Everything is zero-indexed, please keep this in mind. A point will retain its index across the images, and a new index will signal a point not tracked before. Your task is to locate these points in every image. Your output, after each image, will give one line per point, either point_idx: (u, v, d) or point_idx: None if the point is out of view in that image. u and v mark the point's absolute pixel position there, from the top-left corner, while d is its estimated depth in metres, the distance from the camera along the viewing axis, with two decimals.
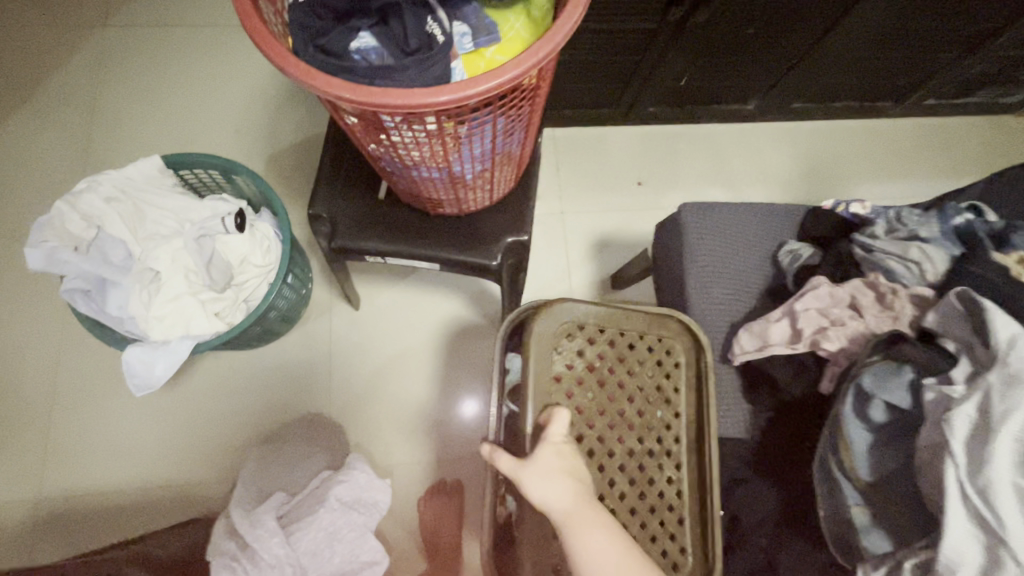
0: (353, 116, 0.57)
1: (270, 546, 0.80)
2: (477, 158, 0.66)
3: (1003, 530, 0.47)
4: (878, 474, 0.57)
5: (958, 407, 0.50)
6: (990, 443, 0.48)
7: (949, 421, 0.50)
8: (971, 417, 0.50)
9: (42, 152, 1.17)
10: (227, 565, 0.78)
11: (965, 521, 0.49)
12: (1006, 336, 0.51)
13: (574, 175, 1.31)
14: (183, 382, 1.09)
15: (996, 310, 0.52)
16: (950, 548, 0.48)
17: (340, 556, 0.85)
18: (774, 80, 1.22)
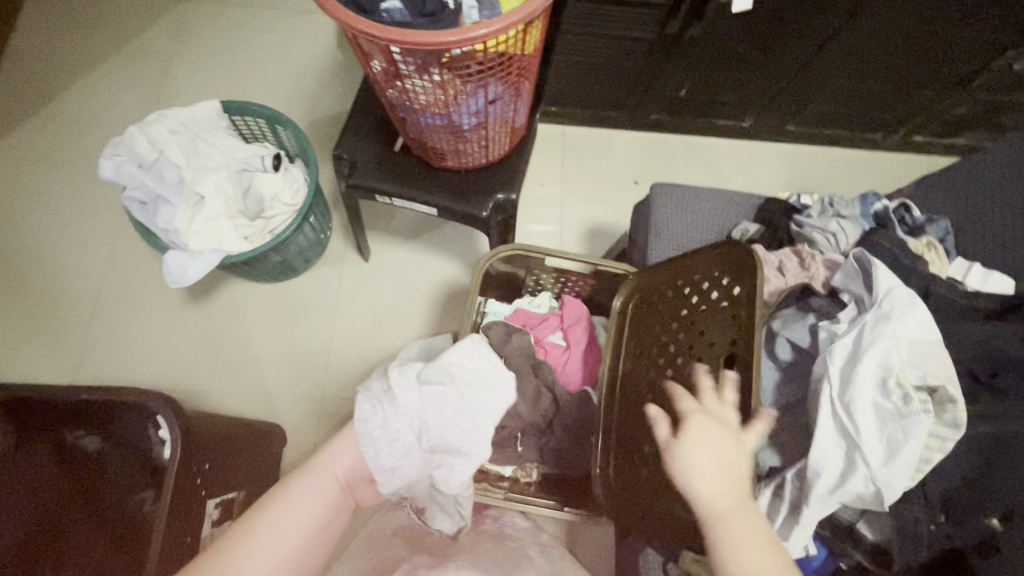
0: (377, 63, 0.71)
1: (404, 390, 0.55)
2: (474, 111, 0.80)
3: (859, 438, 0.56)
4: (778, 406, 0.67)
5: (839, 340, 0.60)
6: (857, 366, 0.57)
7: (830, 350, 0.60)
8: (848, 348, 0.60)
9: (120, 97, 1.36)
10: (369, 401, 0.55)
11: (833, 432, 0.58)
12: (885, 287, 0.61)
13: (577, 169, 1.43)
14: (207, 304, 1.24)
15: (882, 268, 0.63)
16: (817, 452, 0.57)
17: (463, 435, 0.58)
18: (768, 101, 1.34)
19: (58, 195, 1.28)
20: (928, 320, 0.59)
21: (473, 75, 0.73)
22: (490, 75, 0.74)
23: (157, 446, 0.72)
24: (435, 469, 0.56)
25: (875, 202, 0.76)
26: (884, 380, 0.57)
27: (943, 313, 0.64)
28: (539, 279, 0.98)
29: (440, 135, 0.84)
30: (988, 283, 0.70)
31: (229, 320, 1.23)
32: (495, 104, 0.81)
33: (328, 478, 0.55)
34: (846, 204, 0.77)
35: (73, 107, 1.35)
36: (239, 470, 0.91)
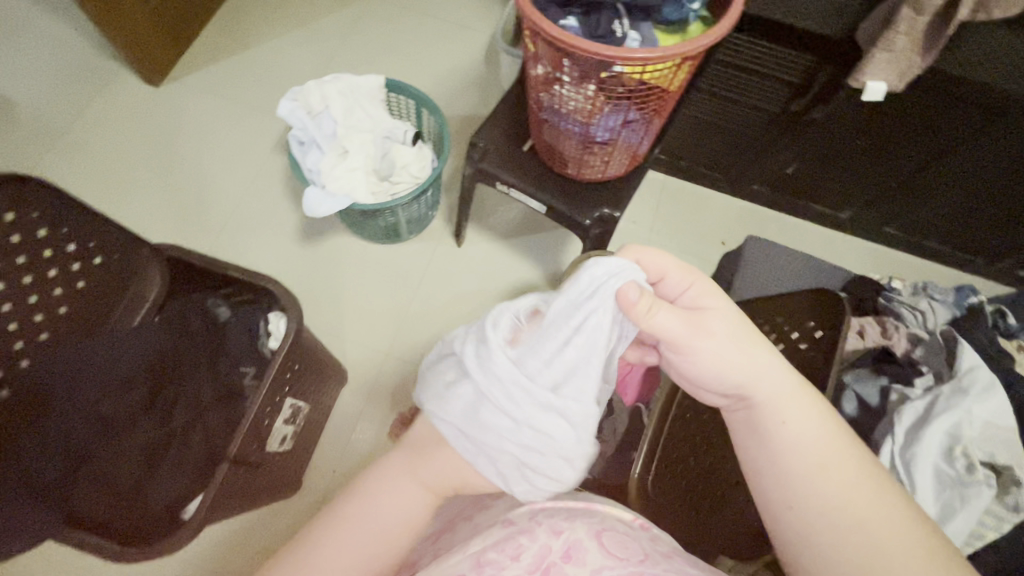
0: (543, 65, 0.83)
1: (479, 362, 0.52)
2: (610, 126, 0.90)
3: (914, 492, 0.61)
4: None
5: (911, 401, 0.65)
6: (927, 428, 0.62)
7: (901, 409, 0.65)
8: (918, 410, 0.65)
9: (296, 61, 1.60)
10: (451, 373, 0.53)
11: None
12: (968, 365, 0.66)
13: (670, 216, 1.50)
14: (313, 246, 1.39)
15: (967, 350, 0.68)
16: None
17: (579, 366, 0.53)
18: (873, 198, 1.37)
19: (227, 127, 1.50)
20: (1006, 408, 0.63)
21: (618, 94, 0.84)
22: (631, 100, 0.85)
23: (259, 342, 0.84)
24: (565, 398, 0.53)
25: (969, 296, 0.78)
26: (948, 450, 0.62)
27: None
28: None
29: (572, 143, 0.94)
30: None
31: (330, 265, 1.37)
32: (628, 127, 0.91)
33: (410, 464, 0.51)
34: (939, 292, 0.80)
35: (258, 61, 1.59)
36: (313, 386, 1.00)
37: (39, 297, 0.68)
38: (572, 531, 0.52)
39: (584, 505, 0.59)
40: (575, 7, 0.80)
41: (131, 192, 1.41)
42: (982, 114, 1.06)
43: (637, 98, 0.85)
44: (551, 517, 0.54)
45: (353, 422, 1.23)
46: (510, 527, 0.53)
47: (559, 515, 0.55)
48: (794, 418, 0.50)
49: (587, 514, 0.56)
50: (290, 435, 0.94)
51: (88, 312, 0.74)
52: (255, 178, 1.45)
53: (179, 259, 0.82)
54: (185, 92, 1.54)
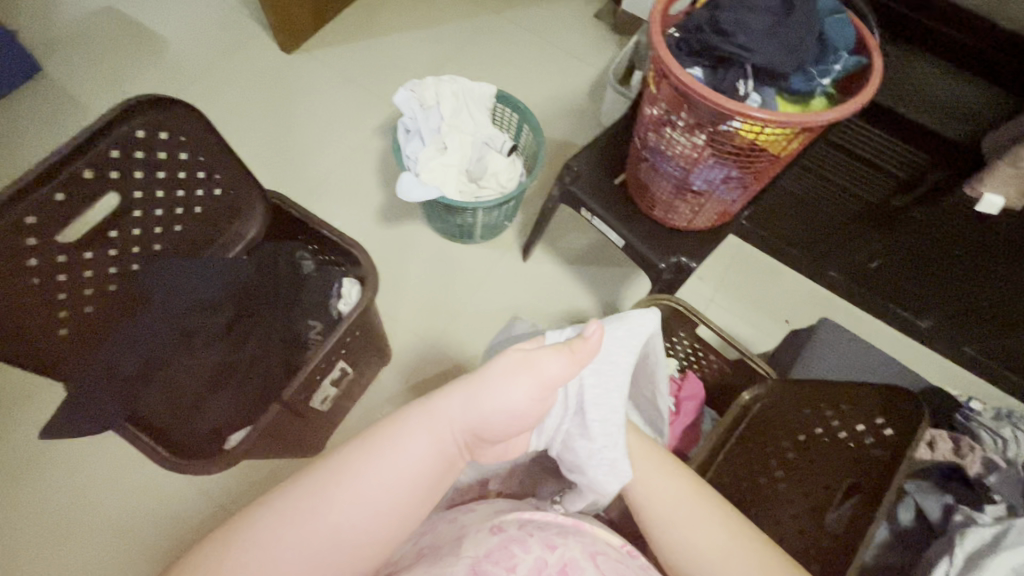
0: (660, 106, 0.86)
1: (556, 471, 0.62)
2: (708, 179, 0.91)
3: None
4: (878, 561, 0.70)
5: (976, 528, 0.62)
6: (989, 558, 0.59)
7: (963, 533, 0.62)
8: (982, 538, 0.61)
9: (415, 57, 1.70)
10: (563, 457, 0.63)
11: None
12: None
13: (736, 281, 1.47)
14: (388, 228, 1.45)
15: None
16: None
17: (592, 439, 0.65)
18: (959, 315, 1.29)
19: (338, 102, 1.61)
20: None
21: (725, 149, 0.85)
22: (736, 158, 0.86)
23: (331, 303, 0.86)
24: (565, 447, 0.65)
25: None
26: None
27: None
28: (676, 344, 1.03)
29: (666, 186, 0.95)
30: None
31: (399, 249, 1.43)
32: (727, 183, 0.92)
33: (439, 432, 0.53)
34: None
35: (380, 51, 1.70)
36: (363, 358, 1.03)
37: (163, 211, 0.74)
38: (565, 550, 0.57)
39: (572, 521, 0.63)
40: (705, 59, 0.83)
41: (242, 142, 1.53)
42: None
43: (742, 157, 0.86)
44: (543, 530, 0.60)
45: (383, 402, 1.27)
46: (507, 539, 0.57)
47: (551, 529, 0.60)
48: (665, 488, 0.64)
49: (579, 533, 0.61)
50: (332, 397, 0.96)
51: (194, 236, 0.80)
52: (350, 154, 1.54)
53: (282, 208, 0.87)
54: (310, 65, 1.66)
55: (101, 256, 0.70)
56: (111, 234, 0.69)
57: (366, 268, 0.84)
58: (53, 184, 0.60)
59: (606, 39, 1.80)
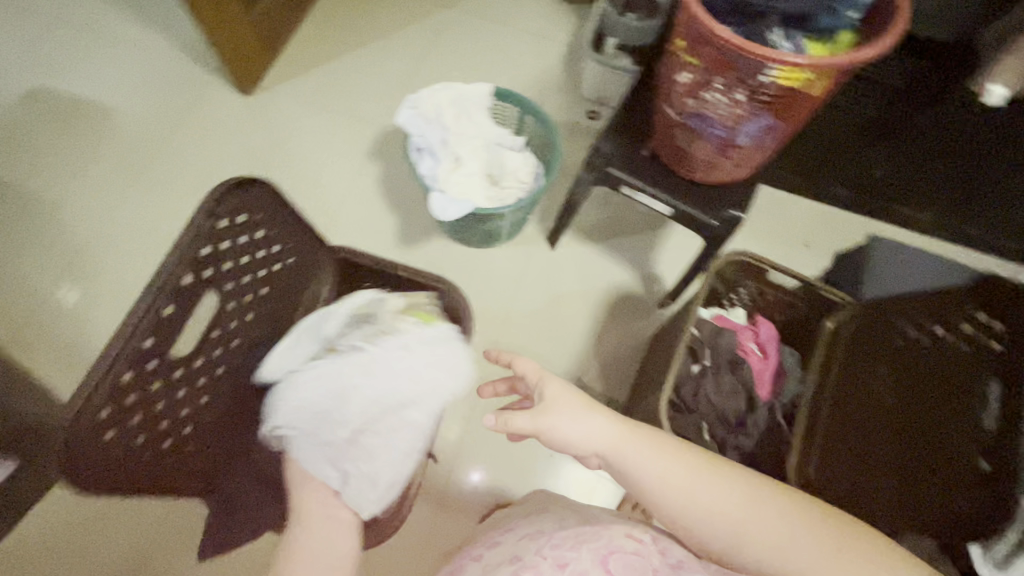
0: (697, 69, 0.88)
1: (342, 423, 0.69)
2: (748, 133, 0.93)
3: None
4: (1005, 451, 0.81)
5: None
6: None
7: None
8: None
9: (383, 70, 1.63)
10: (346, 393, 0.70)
11: None
12: None
13: (753, 220, 1.52)
14: (411, 248, 1.42)
15: None
16: None
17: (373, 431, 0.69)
18: (962, 202, 1.38)
19: (317, 134, 1.54)
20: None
21: (766, 103, 0.87)
22: (775, 111, 0.89)
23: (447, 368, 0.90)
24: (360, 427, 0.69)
25: None
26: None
27: None
28: (742, 293, 1.06)
29: (709, 147, 0.98)
30: None
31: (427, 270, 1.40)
32: (766, 134, 0.94)
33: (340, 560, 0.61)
34: None
35: (344, 72, 1.63)
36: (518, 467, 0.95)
37: (251, 295, 0.70)
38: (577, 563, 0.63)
39: (592, 527, 0.69)
40: (733, 16, 0.84)
41: None
42: None
43: (781, 110, 0.89)
44: (556, 549, 0.66)
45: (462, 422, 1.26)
46: (529, 558, 0.66)
47: (563, 547, 0.65)
48: (717, 500, 0.62)
49: (593, 538, 0.66)
50: None
51: (278, 313, 0.77)
52: (348, 186, 1.48)
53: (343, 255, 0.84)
54: (276, 102, 1.57)
55: (211, 359, 0.66)
56: (214, 331, 0.65)
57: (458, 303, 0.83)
58: (161, 297, 0.56)
59: (565, 11, 1.77)
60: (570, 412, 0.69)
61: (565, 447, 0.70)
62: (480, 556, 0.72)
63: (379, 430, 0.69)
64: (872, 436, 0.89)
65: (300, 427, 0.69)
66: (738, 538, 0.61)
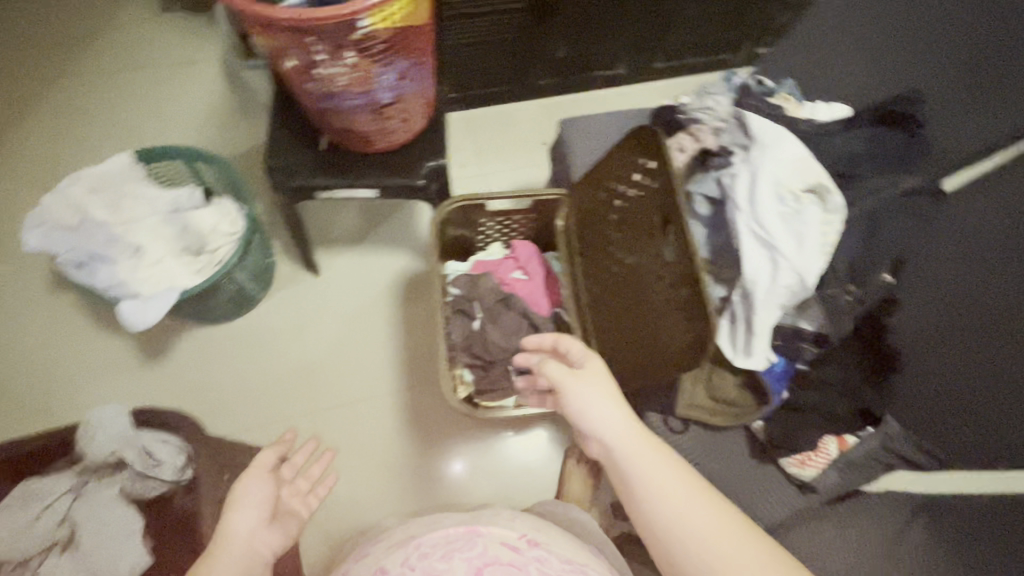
0: (291, 56, 0.79)
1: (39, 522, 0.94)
2: (389, 86, 0.89)
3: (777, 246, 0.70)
4: (714, 252, 0.79)
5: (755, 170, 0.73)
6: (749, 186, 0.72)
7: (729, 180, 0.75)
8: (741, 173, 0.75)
9: (17, 186, 1.32)
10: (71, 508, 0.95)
11: (753, 247, 0.71)
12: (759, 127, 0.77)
13: (490, 143, 1.52)
14: (167, 358, 1.22)
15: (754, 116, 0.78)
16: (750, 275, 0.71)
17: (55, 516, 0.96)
18: (636, 42, 1.49)
19: None
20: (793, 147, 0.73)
21: (379, 52, 0.82)
22: (394, 54, 0.85)
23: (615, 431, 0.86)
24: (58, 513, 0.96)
25: (734, 79, 0.92)
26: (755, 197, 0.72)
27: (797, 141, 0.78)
28: (487, 228, 1.06)
29: (366, 116, 0.91)
30: (833, 112, 0.85)
31: (196, 368, 1.22)
32: (405, 77, 0.91)
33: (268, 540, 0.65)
34: (714, 89, 0.92)
35: None
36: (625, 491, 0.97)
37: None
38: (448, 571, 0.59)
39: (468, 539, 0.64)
40: None
41: None
42: None
43: (398, 50, 0.85)
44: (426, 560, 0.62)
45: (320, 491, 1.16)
46: (395, 572, 0.61)
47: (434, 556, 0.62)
48: (687, 525, 0.58)
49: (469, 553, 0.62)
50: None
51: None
52: (52, 335, 1.21)
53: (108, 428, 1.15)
54: None
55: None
56: None
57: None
58: None
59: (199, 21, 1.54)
60: (596, 399, 0.69)
61: (574, 417, 0.71)
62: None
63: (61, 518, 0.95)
64: (638, 293, 0.85)
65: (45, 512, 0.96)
66: (692, 543, 0.58)
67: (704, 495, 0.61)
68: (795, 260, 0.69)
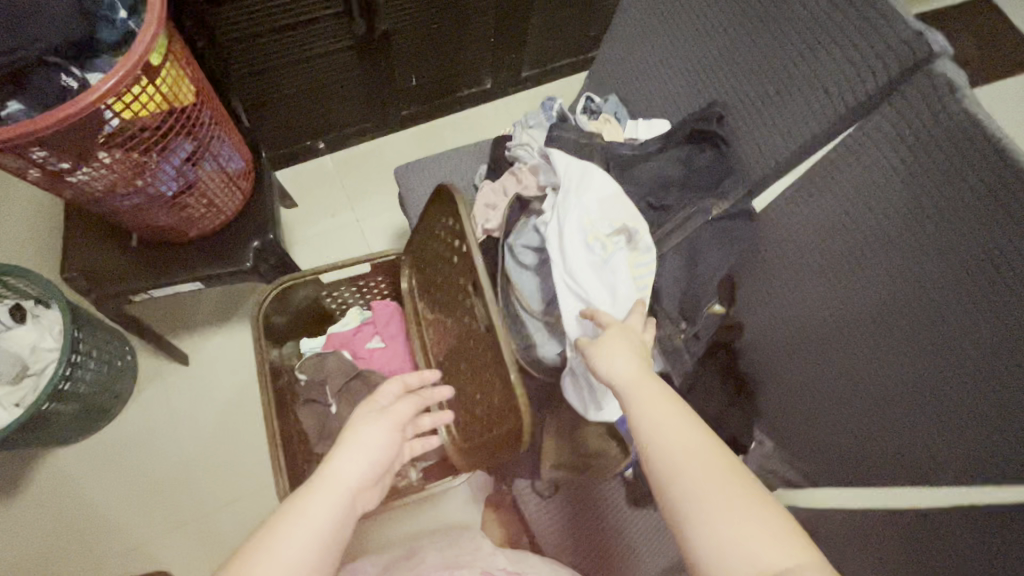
0: (33, 170, 0.69)
1: None
2: (172, 175, 0.80)
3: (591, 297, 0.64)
4: (545, 303, 0.73)
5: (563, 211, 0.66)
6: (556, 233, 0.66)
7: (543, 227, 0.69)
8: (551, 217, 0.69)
9: None
10: None
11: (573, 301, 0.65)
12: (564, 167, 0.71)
13: (360, 185, 1.44)
14: (27, 488, 1.10)
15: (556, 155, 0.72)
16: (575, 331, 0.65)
17: None
18: (490, 57, 1.43)
19: None
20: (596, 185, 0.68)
21: (143, 143, 0.74)
22: (166, 142, 0.76)
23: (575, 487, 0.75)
24: None
25: (553, 105, 0.85)
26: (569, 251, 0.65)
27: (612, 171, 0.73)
28: (337, 295, 0.98)
29: (155, 212, 0.82)
30: (653, 129, 0.80)
31: (59, 496, 1.10)
32: (193, 160, 0.82)
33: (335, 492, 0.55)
34: (535, 116, 0.86)
35: None
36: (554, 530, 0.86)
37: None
38: None
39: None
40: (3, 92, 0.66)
41: None
42: None
43: (170, 137, 0.76)
44: None
45: None
46: None
47: None
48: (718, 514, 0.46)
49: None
50: None
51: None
52: None
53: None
54: None
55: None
56: None
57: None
58: None
59: None
60: (616, 349, 0.57)
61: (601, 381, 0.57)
62: None
63: None
64: (471, 354, 0.76)
65: None
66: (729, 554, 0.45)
67: (735, 479, 0.47)
68: (626, 310, 0.63)
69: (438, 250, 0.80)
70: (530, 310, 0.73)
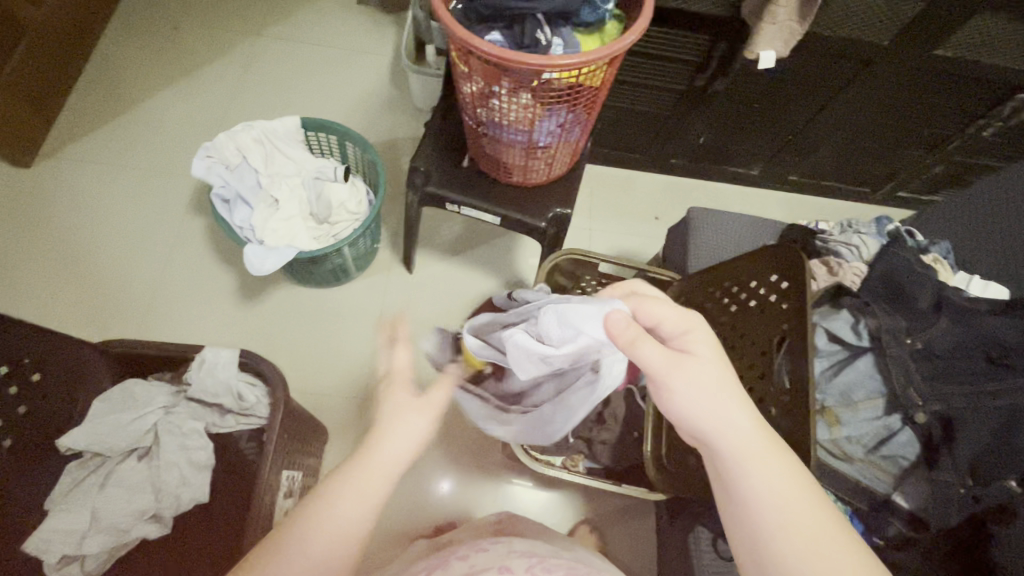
0: (477, 83, 0.85)
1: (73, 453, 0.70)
2: (549, 131, 0.93)
3: (896, 428, 0.72)
4: (837, 397, 0.75)
5: (863, 359, 0.75)
6: (865, 381, 0.74)
7: (857, 366, 0.75)
8: (866, 361, 0.75)
9: (191, 115, 1.48)
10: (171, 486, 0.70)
11: (900, 436, 0.71)
12: (846, 318, 0.77)
13: (605, 203, 1.56)
14: (260, 302, 1.30)
15: (844, 311, 0.78)
16: (898, 449, 0.71)
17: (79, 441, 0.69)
18: (776, 151, 1.50)
19: (125, 194, 1.37)
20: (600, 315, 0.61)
21: (554, 102, 0.87)
22: (565, 108, 0.90)
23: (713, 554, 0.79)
24: (124, 459, 0.71)
25: (889, 224, 0.88)
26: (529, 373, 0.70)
27: (945, 310, 0.74)
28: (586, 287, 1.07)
29: (516, 151, 0.96)
30: (987, 292, 0.81)
31: (281, 321, 1.30)
32: (566, 127, 0.94)
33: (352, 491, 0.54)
34: (862, 225, 0.90)
35: (142, 123, 1.45)
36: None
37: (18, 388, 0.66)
38: None
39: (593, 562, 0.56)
40: (497, 23, 0.82)
41: (33, 294, 1.24)
42: (854, 62, 1.19)
43: (571, 105, 0.90)
44: None
45: None
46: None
47: None
48: (751, 466, 0.50)
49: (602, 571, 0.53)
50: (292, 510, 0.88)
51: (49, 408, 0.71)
52: (173, 250, 1.32)
53: (171, 402, 0.75)
54: (67, 168, 1.38)
55: None
56: None
57: (256, 353, 0.74)
58: None
59: (384, 21, 1.70)
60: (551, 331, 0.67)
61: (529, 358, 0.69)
62: (445, 564, 0.63)
63: (92, 431, 0.69)
64: None
65: (132, 460, 0.71)
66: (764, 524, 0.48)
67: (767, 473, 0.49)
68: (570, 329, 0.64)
69: (727, 302, 0.83)
70: (827, 412, 0.75)
